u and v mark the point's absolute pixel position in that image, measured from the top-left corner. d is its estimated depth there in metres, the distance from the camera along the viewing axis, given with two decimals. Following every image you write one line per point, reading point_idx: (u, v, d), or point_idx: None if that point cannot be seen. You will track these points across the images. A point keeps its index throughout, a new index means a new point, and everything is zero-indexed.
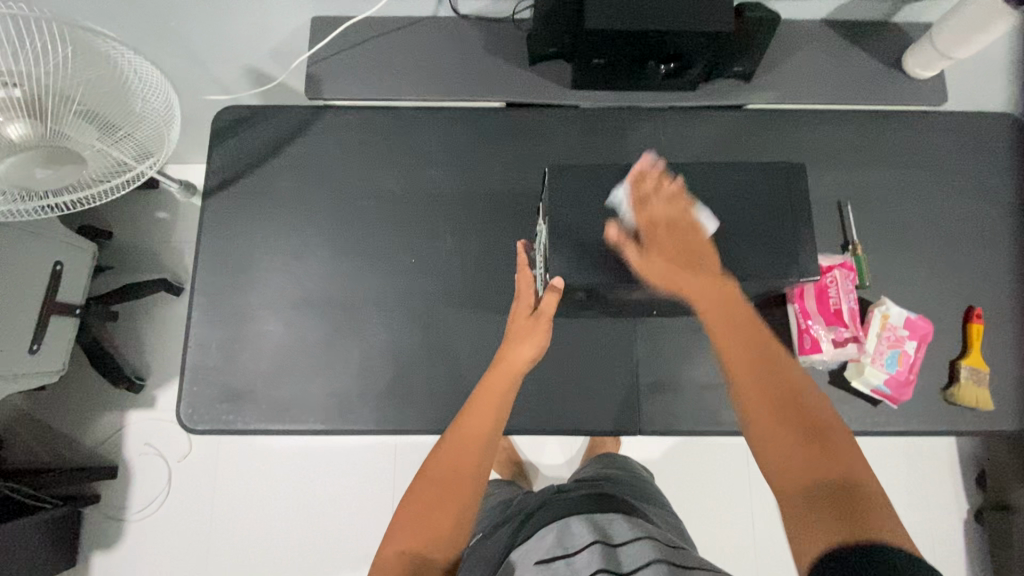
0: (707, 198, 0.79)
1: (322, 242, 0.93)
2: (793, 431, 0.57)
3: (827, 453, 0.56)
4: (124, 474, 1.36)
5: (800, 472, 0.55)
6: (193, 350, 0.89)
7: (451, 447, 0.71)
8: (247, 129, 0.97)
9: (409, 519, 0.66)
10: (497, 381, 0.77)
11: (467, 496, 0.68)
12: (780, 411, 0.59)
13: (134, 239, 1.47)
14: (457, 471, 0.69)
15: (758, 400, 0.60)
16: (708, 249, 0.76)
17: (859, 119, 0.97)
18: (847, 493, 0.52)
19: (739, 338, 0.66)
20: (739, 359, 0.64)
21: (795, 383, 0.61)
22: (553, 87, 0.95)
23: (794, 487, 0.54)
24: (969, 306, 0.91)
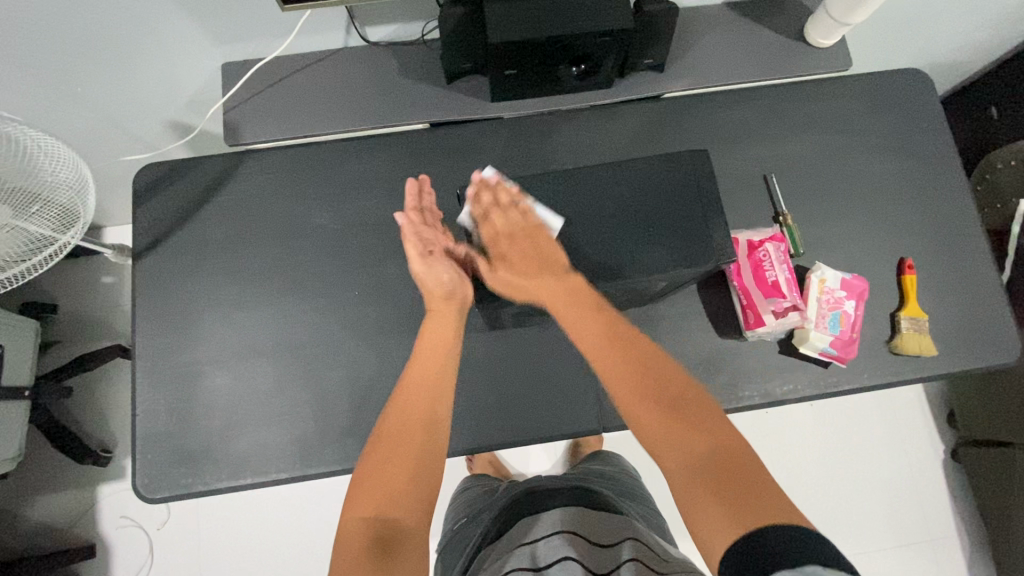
0: (613, 194, 0.82)
1: (264, 287, 0.92)
2: (671, 426, 0.62)
3: (706, 440, 0.60)
4: (102, 551, 1.31)
5: (686, 463, 0.60)
6: (142, 418, 0.87)
7: (403, 402, 0.69)
8: (170, 186, 0.95)
9: (368, 483, 0.62)
10: (441, 333, 0.77)
11: (428, 450, 0.66)
12: (665, 414, 0.63)
13: (82, 308, 1.43)
14: (411, 427, 0.67)
15: (645, 408, 0.65)
16: (615, 243, 0.80)
17: (774, 93, 1.00)
18: (727, 476, 0.57)
19: (599, 335, 0.72)
20: (611, 367, 0.69)
21: (669, 373, 0.67)
22: (474, 102, 0.95)
23: (686, 472, 0.59)
24: (901, 258, 0.94)
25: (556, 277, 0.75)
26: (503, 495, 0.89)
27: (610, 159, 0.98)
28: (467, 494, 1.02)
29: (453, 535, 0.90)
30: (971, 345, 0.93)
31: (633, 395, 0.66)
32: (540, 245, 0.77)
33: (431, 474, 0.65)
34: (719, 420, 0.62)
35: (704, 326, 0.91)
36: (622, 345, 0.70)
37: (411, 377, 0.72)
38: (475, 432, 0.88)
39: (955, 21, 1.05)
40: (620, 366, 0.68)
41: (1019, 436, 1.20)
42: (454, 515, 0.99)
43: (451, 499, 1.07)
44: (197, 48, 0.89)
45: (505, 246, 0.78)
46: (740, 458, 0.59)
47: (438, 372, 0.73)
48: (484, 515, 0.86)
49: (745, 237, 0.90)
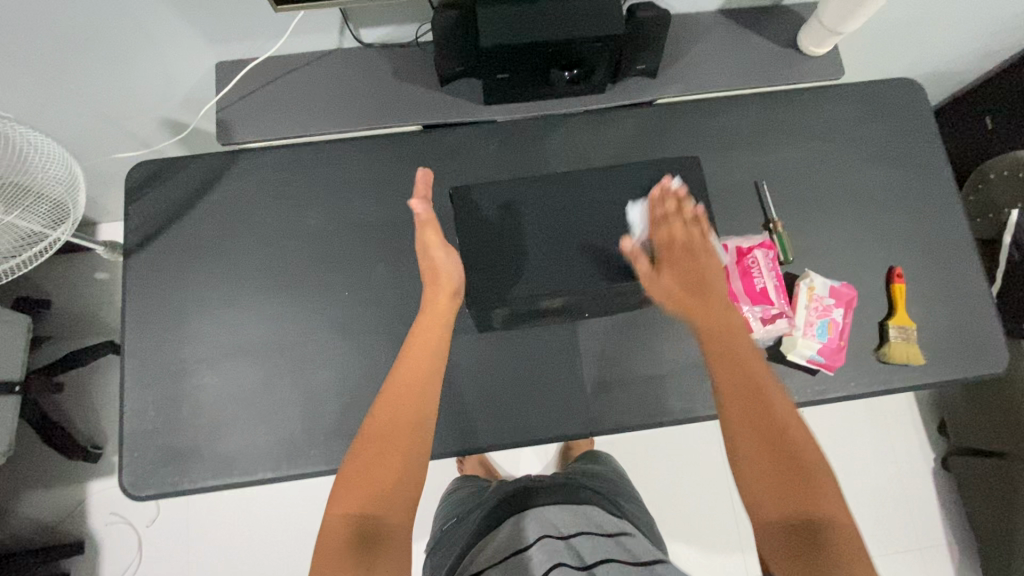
0: (592, 201, 0.86)
1: (254, 286, 0.92)
2: (765, 461, 0.61)
3: (802, 485, 0.60)
4: (90, 548, 1.31)
5: (777, 503, 0.59)
6: (129, 415, 0.87)
7: (392, 405, 0.68)
8: (161, 183, 0.95)
9: (353, 481, 0.63)
10: (429, 328, 0.76)
11: (414, 452, 0.66)
12: (762, 450, 0.62)
13: (75, 304, 1.43)
14: (397, 428, 0.66)
15: (745, 435, 0.63)
16: (601, 245, 0.83)
17: (766, 101, 1.01)
18: (810, 528, 0.58)
19: (727, 361, 0.68)
20: (727, 381, 0.66)
21: (786, 412, 0.64)
22: (467, 105, 0.95)
23: (776, 508, 0.59)
24: (890, 266, 0.95)
25: (718, 304, 0.75)
26: (493, 495, 0.89)
27: (602, 163, 0.98)
28: (457, 495, 1.02)
29: (442, 536, 0.90)
30: (959, 354, 0.93)
31: (744, 412, 0.64)
32: (698, 271, 0.78)
33: (414, 477, 0.65)
34: (820, 468, 0.61)
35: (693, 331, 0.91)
36: (744, 368, 0.67)
37: (398, 378, 0.71)
38: (463, 434, 0.88)
39: (948, 32, 1.06)
40: (733, 389, 0.65)
41: (1008, 445, 1.20)
42: (444, 516, 0.98)
43: (441, 499, 1.06)
44: (191, 47, 0.89)
45: (672, 255, 0.80)
46: (830, 511, 0.58)
47: (424, 373, 0.71)
48: (474, 515, 0.86)
49: (734, 244, 0.90)
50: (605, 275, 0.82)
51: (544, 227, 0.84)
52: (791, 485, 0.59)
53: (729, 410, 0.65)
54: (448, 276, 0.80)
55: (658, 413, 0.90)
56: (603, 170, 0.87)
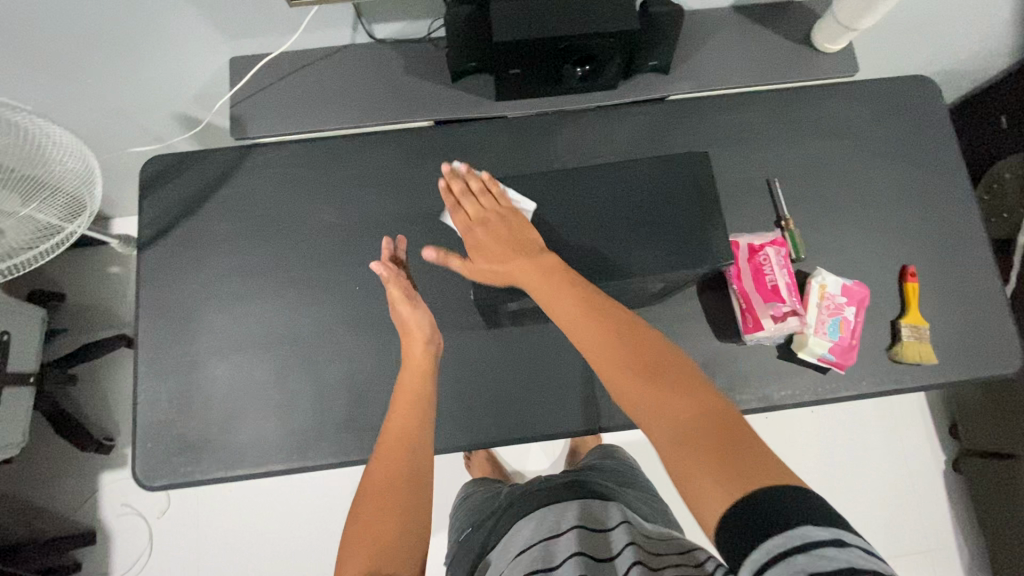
0: (603, 196, 0.85)
1: (265, 280, 0.93)
2: (645, 384, 0.60)
3: (686, 396, 0.58)
4: (102, 538, 1.33)
5: (671, 430, 0.56)
6: (143, 406, 0.88)
7: (385, 459, 0.71)
8: (174, 178, 0.96)
9: (358, 537, 0.63)
10: (412, 378, 0.80)
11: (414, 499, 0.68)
12: (643, 377, 0.61)
13: (88, 297, 1.44)
14: (393, 481, 0.69)
15: (625, 376, 0.61)
16: (607, 241, 0.83)
17: (779, 98, 1.00)
18: (713, 439, 0.54)
19: (567, 304, 0.69)
20: (585, 334, 0.67)
21: (648, 341, 0.64)
22: (478, 101, 0.95)
23: (673, 432, 0.56)
24: (903, 265, 0.94)
25: (532, 258, 0.75)
26: (506, 497, 0.89)
27: (612, 160, 0.98)
28: (470, 500, 1.02)
29: (459, 542, 0.90)
30: (973, 355, 0.92)
31: (612, 354, 0.63)
32: (516, 229, 0.80)
33: (418, 525, 0.66)
34: (696, 387, 0.59)
35: (703, 328, 0.90)
36: (598, 310, 0.68)
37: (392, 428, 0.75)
38: (472, 429, 0.89)
39: (965, 29, 1.04)
40: (596, 333, 0.66)
41: (1021, 447, 1.19)
42: (459, 522, 0.98)
43: (455, 506, 1.07)
44: (205, 42, 0.90)
45: (478, 237, 0.81)
46: (718, 414, 0.56)
47: (417, 425, 0.75)
48: (489, 519, 0.86)
49: (746, 241, 0.90)
50: (612, 271, 0.82)
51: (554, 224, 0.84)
52: (673, 400, 0.57)
53: (607, 373, 0.63)
54: (417, 331, 0.83)
55: None
56: (611, 165, 0.88)
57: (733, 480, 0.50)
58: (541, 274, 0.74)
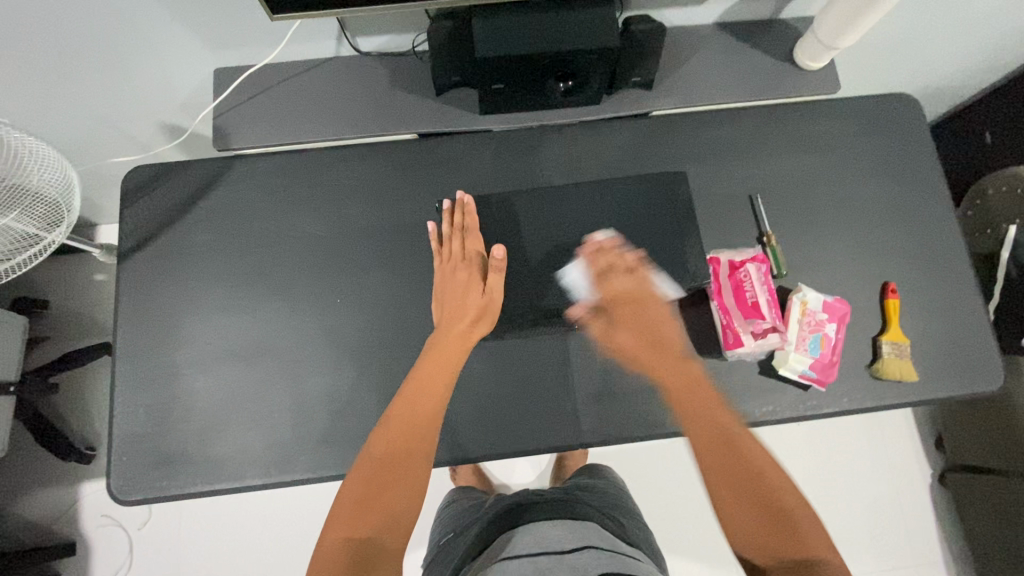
0: (573, 216, 0.94)
1: (247, 292, 0.92)
2: (750, 510, 0.66)
3: (787, 523, 0.64)
4: (82, 549, 1.31)
5: (757, 544, 0.63)
6: (120, 419, 0.87)
7: (403, 426, 0.75)
8: (157, 188, 0.96)
9: (351, 505, 0.67)
10: (449, 353, 0.83)
11: (407, 486, 0.70)
12: (740, 491, 0.68)
13: (73, 304, 1.43)
14: (401, 452, 0.72)
15: (737, 501, 0.67)
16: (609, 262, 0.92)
17: (762, 114, 1.01)
18: (803, 569, 0.60)
19: (711, 434, 0.74)
20: (710, 458, 0.71)
21: (774, 470, 0.69)
22: (463, 114, 0.95)
23: (756, 524, 0.65)
24: (885, 282, 0.94)
25: (682, 360, 0.86)
26: (489, 510, 0.88)
27: (597, 175, 0.98)
28: (455, 505, 1.02)
29: (439, 551, 0.88)
30: (954, 371, 0.92)
31: (723, 463, 0.70)
32: (641, 316, 0.90)
33: (409, 491, 0.70)
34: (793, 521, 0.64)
35: (685, 343, 0.91)
36: (727, 436, 0.73)
37: (400, 416, 0.76)
38: (452, 444, 0.88)
39: (947, 47, 1.05)
40: (722, 457, 0.71)
41: (1004, 462, 1.20)
42: (440, 528, 0.98)
43: (439, 508, 1.06)
44: (190, 53, 0.90)
45: (619, 310, 0.91)
46: (818, 558, 0.61)
47: (428, 414, 0.77)
48: (471, 528, 0.86)
49: (726, 257, 0.92)
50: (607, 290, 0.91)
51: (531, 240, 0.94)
52: (778, 537, 0.63)
53: (708, 469, 0.71)
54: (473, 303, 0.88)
55: (648, 426, 0.89)
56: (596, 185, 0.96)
57: None
58: (687, 386, 0.82)
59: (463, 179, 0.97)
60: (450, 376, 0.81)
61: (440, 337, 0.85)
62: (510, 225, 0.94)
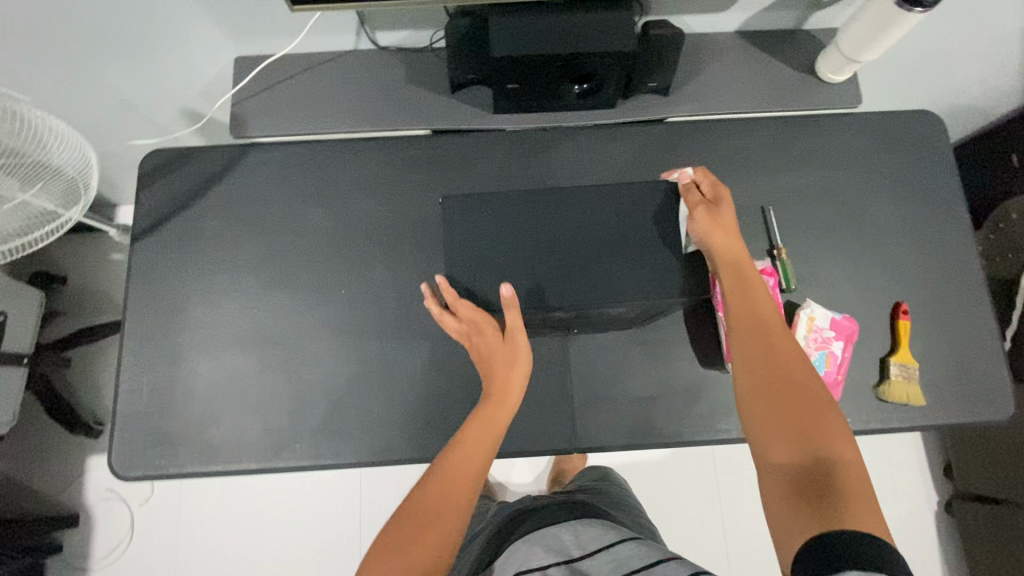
0: (573, 216, 0.89)
1: (254, 278, 0.93)
2: (770, 407, 0.65)
3: (809, 428, 0.62)
4: (85, 522, 1.34)
5: (778, 443, 0.62)
6: (124, 396, 0.89)
7: (447, 477, 0.71)
8: (173, 171, 0.97)
9: (387, 552, 0.63)
10: (491, 412, 0.79)
11: (444, 540, 0.65)
12: (772, 391, 0.66)
13: (89, 281, 1.46)
14: (442, 505, 0.68)
15: (758, 396, 0.66)
16: (595, 264, 0.86)
17: (779, 126, 0.99)
18: (819, 473, 0.58)
19: (753, 340, 0.71)
20: (745, 357, 0.70)
21: (803, 373, 0.67)
22: (476, 113, 0.96)
23: (776, 427, 0.63)
24: (896, 302, 0.92)
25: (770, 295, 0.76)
26: (499, 517, 0.88)
27: (608, 179, 0.97)
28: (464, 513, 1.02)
29: None
30: (964, 397, 0.90)
31: (754, 361, 0.69)
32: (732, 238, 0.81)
33: (444, 546, 0.65)
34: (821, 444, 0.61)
35: (686, 353, 0.90)
36: (763, 341, 0.71)
37: (449, 471, 0.72)
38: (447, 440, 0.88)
39: (974, 66, 1.03)
40: (753, 361, 0.69)
41: (1013, 493, 1.17)
42: None
43: None
44: (211, 41, 0.91)
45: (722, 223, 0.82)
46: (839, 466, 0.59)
47: (473, 471, 0.72)
48: (483, 537, 0.85)
49: None
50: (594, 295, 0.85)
51: (541, 243, 0.88)
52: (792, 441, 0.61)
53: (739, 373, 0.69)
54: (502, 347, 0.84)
55: (645, 434, 0.88)
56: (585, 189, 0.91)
57: (815, 520, 0.54)
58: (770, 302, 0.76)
59: (476, 175, 0.97)
60: (497, 439, 0.77)
61: (480, 414, 0.80)
62: (489, 223, 0.89)
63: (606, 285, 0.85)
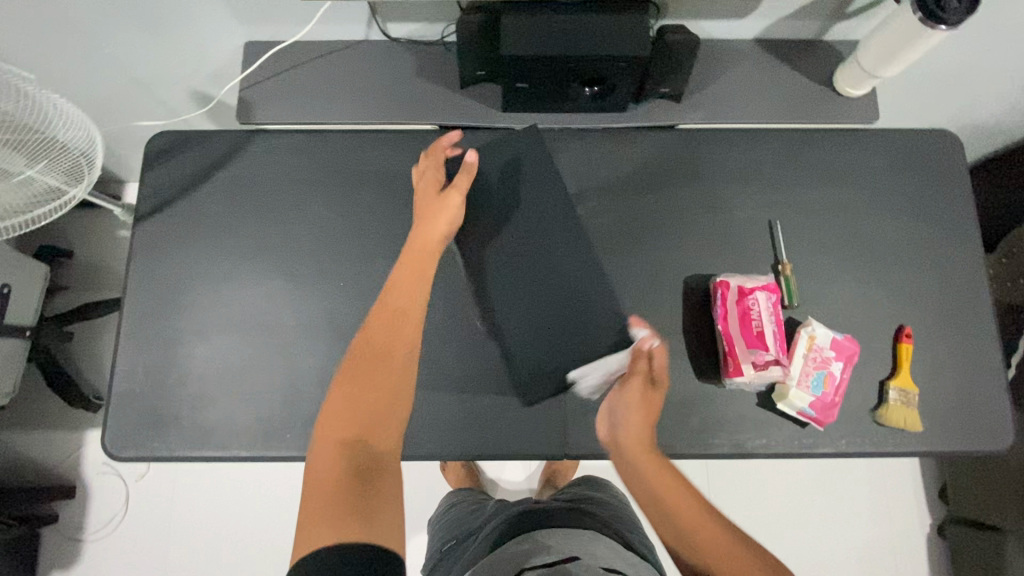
0: (523, 245, 0.91)
1: (254, 266, 0.93)
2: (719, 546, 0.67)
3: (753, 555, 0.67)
4: (81, 494, 1.36)
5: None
6: (120, 376, 0.90)
7: (381, 321, 0.73)
8: (179, 154, 0.97)
9: (346, 410, 0.66)
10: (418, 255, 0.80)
11: (397, 394, 0.68)
12: (711, 536, 0.68)
13: (95, 257, 1.47)
14: (386, 351, 0.70)
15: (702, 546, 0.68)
16: (523, 305, 0.89)
17: (793, 138, 0.97)
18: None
19: (676, 502, 0.71)
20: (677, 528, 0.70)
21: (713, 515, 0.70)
22: (484, 109, 0.94)
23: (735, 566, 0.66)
24: (900, 325, 0.91)
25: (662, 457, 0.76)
26: (493, 518, 0.88)
27: (615, 183, 0.96)
28: (455, 510, 1.01)
29: (441, 559, 0.89)
30: (962, 426, 0.89)
31: (687, 515, 0.70)
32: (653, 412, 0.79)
33: (394, 403, 0.67)
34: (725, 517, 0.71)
35: (684, 365, 0.88)
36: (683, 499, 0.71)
37: (380, 314, 0.74)
38: (437, 439, 0.88)
39: (998, 87, 1.00)
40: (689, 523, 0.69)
41: (1008, 522, 1.16)
42: (440, 535, 0.97)
43: (435, 516, 1.07)
44: (222, 24, 0.90)
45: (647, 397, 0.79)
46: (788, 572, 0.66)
47: (413, 313, 0.74)
48: (476, 538, 0.85)
49: (735, 282, 0.87)
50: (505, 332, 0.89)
51: (502, 283, 0.90)
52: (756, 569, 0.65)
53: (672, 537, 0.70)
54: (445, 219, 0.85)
55: None
56: (545, 223, 0.91)
57: None
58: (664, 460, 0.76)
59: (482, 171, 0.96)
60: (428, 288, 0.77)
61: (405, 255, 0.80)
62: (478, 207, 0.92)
63: (549, 348, 0.88)
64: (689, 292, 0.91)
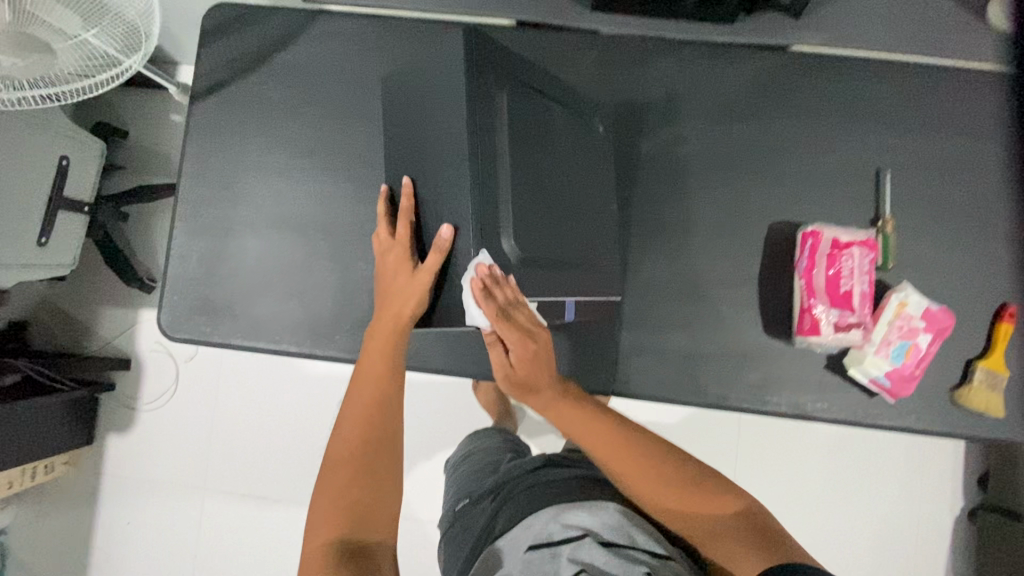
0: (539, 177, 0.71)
1: (310, 162, 0.89)
2: (666, 478, 0.67)
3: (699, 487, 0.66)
4: (135, 367, 1.43)
5: (682, 511, 0.64)
6: (176, 259, 0.89)
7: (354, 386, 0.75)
8: (237, 31, 0.90)
9: (326, 508, 0.64)
10: (384, 328, 0.76)
11: (381, 475, 0.68)
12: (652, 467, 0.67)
13: (147, 139, 1.45)
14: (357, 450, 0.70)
15: (650, 479, 0.67)
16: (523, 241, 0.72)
17: (923, 76, 0.84)
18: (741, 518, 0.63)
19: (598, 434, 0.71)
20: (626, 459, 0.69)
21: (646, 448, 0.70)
22: (569, 6, 0.84)
23: (673, 492, 0.65)
24: (1002, 302, 0.82)
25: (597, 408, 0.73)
26: (508, 476, 0.78)
27: (707, 110, 0.85)
28: (470, 463, 0.92)
29: (454, 521, 0.80)
30: None
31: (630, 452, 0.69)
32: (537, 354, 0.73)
33: (371, 482, 0.67)
34: (668, 459, 0.69)
35: (753, 317, 0.82)
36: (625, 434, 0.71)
37: (359, 379, 0.75)
38: (483, 361, 0.86)
39: None
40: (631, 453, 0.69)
41: None
42: (454, 492, 0.88)
43: (451, 465, 0.98)
44: None
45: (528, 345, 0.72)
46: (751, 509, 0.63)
47: (379, 383, 0.75)
48: (490, 498, 0.77)
49: (830, 235, 0.78)
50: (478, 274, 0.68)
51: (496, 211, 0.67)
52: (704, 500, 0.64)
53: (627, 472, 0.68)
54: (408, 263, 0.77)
55: (688, 392, 0.82)
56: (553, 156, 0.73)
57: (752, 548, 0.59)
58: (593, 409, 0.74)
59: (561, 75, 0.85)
60: (397, 355, 0.76)
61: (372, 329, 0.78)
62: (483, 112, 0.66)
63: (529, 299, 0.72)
64: (772, 239, 0.83)
